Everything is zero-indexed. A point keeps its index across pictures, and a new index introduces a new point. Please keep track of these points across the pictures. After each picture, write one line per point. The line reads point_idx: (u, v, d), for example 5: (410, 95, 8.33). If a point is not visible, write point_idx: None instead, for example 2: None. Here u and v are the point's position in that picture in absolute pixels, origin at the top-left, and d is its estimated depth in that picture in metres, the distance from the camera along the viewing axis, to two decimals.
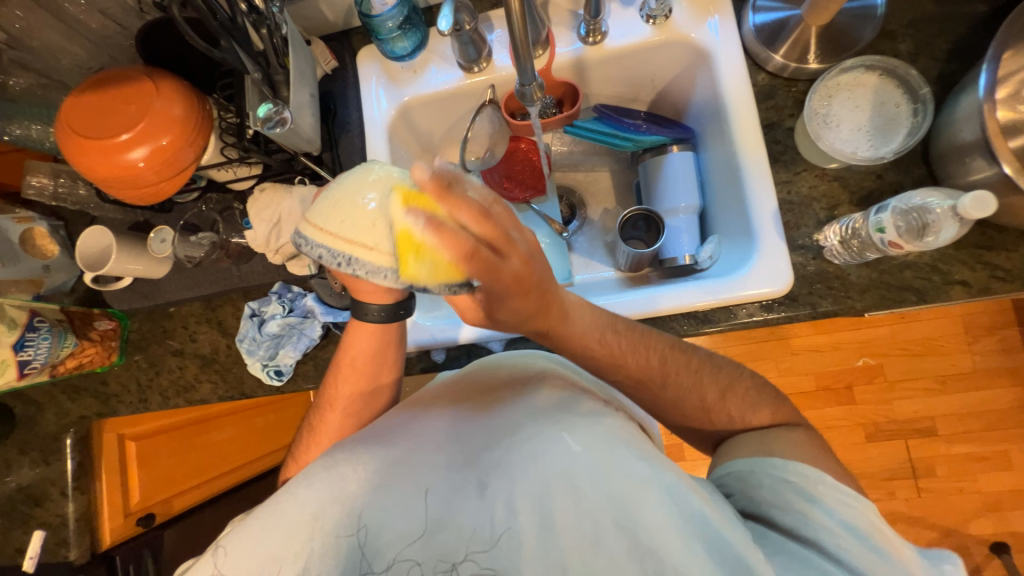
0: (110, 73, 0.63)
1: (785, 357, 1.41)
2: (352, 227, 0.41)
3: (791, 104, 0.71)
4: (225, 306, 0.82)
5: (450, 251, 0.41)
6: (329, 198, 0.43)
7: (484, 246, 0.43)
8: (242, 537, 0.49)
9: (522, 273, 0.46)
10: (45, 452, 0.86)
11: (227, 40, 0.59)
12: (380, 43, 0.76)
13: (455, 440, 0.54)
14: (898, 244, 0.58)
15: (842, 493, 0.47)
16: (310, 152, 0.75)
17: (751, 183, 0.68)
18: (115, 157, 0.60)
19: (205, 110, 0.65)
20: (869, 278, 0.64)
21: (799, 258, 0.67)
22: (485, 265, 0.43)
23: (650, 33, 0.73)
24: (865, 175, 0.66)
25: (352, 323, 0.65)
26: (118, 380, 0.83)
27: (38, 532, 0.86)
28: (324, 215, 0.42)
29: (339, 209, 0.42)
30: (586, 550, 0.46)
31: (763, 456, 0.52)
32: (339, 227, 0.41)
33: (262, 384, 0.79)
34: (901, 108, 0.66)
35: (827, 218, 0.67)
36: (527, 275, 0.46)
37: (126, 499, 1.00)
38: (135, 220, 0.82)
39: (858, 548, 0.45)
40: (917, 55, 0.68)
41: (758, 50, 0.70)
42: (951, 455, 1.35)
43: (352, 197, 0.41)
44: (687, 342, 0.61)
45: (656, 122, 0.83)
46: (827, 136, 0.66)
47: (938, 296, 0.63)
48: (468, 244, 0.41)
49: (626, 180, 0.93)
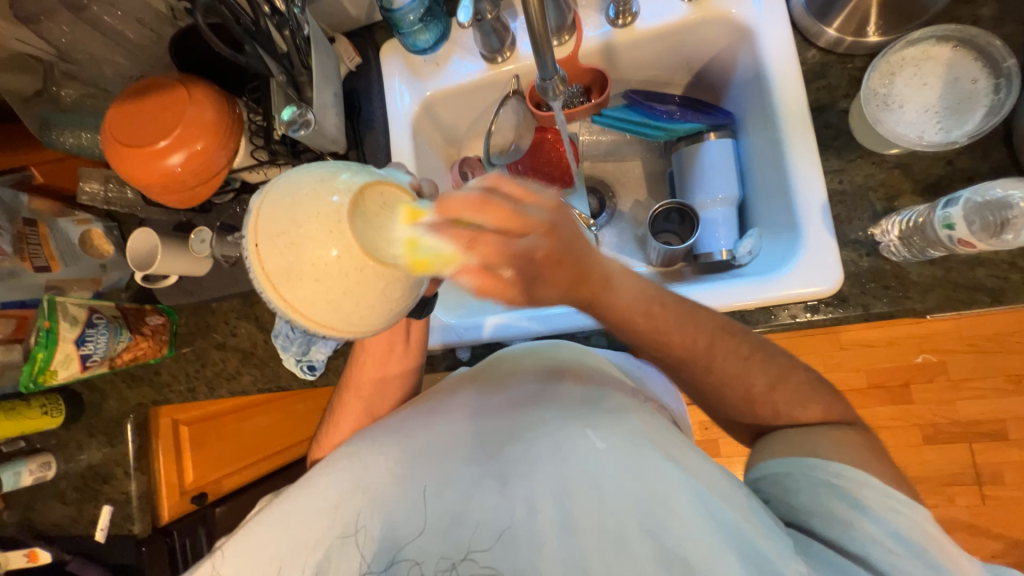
0: (148, 81, 0.66)
1: (834, 352, 1.31)
2: (279, 221, 0.38)
3: (846, 83, 0.64)
4: (262, 302, 0.85)
5: (456, 242, 0.39)
6: (281, 197, 0.39)
7: (497, 215, 0.41)
8: (262, 524, 0.50)
9: (546, 246, 0.43)
10: (109, 435, 0.94)
11: (251, 44, 0.59)
12: (402, 38, 0.75)
13: (478, 431, 0.53)
14: (968, 242, 0.51)
15: (884, 499, 0.44)
16: (336, 151, 0.75)
17: (797, 170, 0.62)
18: (154, 163, 0.63)
19: (235, 113, 0.66)
20: (932, 277, 0.58)
21: (850, 255, 0.61)
22: (493, 248, 0.41)
23: (686, 10, 0.68)
24: (933, 160, 0.59)
25: None
26: (169, 370, 0.89)
27: (107, 506, 0.94)
28: (269, 207, 0.39)
29: (287, 211, 0.38)
30: (609, 553, 0.44)
31: (800, 456, 0.49)
32: (270, 227, 0.38)
33: (296, 376, 0.82)
34: (979, 84, 0.57)
35: (884, 211, 0.61)
36: (552, 247, 0.43)
37: (181, 480, 1.08)
38: (178, 220, 0.86)
39: (911, 563, 0.41)
40: (1001, 20, 0.59)
41: (808, 24, 0.64)
42: (1022, 461, 1.23)
43: (303, 202, 0.38)
44: (745, 345, 0.54)
45: (690, 106, 0.77)
46: (887, 119, 0.59)
47: (1016, 297, 0.56)
48: (475, 232, 0.40)
49: (658, 170, 0.89)
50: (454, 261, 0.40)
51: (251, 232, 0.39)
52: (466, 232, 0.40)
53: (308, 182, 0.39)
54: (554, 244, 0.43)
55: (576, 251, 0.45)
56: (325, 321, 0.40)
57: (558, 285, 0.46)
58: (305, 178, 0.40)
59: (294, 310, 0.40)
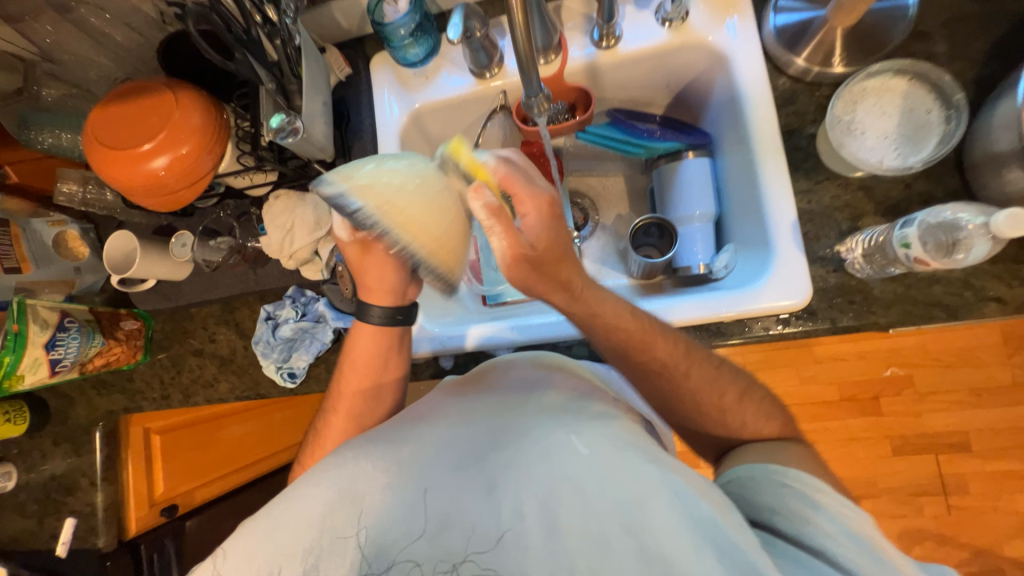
0: (136, 83, 0.66)
1: (808, 365, 1.35)
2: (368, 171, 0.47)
3: (814, 109, 0.68)
4: (242, 308, 0.85)
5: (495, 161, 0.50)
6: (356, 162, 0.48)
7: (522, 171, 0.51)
8: (252, 533, 0.47)
9: (549, 206, 0.50)
10: (76, 444, 0.91)
11: (241, 51, 0.59)
12: (393, 51, 0.76)
13: (464, 438, 0.52)
14: (924, 261, 0.54)
15: (838, 503, 0.45)
16: (324, 159, 0.76)
17: (769, 190, 0.65)
18: (138, 166, 0.63)
19: (222, 119, 0.67)
20: (894, 293, 0.61)
21: (819, 271, 0.64)
22: (514, 179, 0.49)
23: (666, 36, 0.71)
24: (892, 184, 0.63)
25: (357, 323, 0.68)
26: (142, 377, 0.87)
27: (70, 518, 0.91)
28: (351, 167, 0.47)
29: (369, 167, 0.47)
30: (592, 556, 0.42)
31: (766, 462, 0.51)
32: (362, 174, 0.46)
33: (275, 384, 0.81)
34: (932, 115, 0.61)
35: (849, 229, 0.64)
36: (554, 209, 0.50)
37: (150, 491, 1.04)
38: (159, 224, 0.85)
39: (860, 555, 0.41)
40: (954, 57, 0.63)
41: (779, 53, 0.67)
42: (984, 472, 1.28)
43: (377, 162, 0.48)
44: (714, 359, 0.58)
45: (671, 127, 0.80)
46: (850, 144, 0.62)
47: (970, 313, 0.59)
48: (506, 164, 0.50)
49: (639, 186, 0.92)
50: (494, 170, 0.49)
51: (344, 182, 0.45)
52: (503, 159, 0.50)
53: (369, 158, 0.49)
54: (554, 208, 0.50)
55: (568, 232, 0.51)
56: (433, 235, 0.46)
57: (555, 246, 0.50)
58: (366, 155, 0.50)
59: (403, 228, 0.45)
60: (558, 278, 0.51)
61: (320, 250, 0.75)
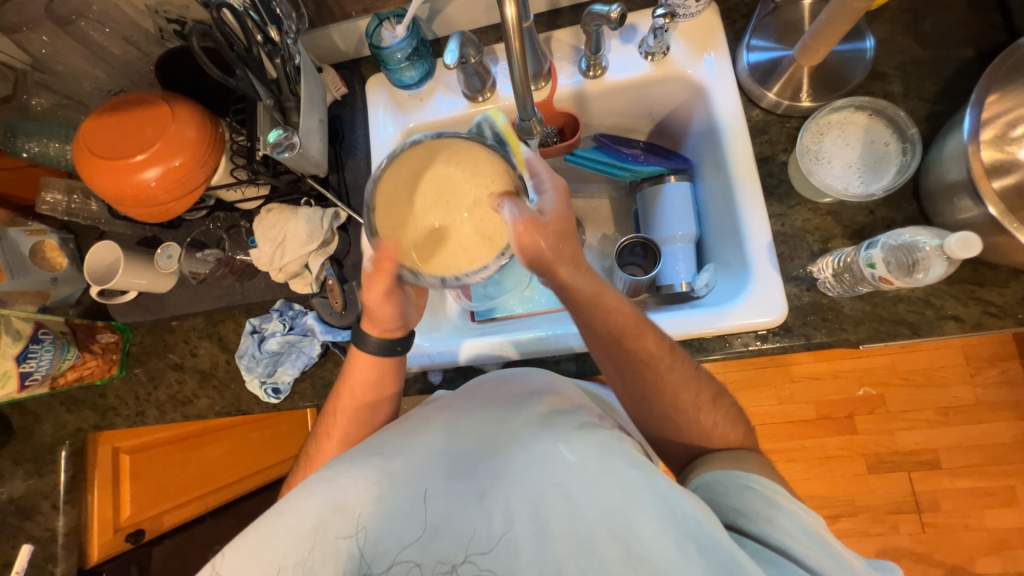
0: (128, 97, 0.66)
1: (785, 384, 1.40)
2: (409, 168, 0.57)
3: (785, 139, 0.73)
4: (226, 321, 0.83)
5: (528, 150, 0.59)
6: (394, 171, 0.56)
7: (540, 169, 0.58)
8: (246, 544, 0.46)
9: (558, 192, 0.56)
10: (39, 464, 0.86)
11: (242, 68, 0.60)
12: (389, 73, 0.79)
13: (454, 448, 0.53)
14: (888, 280, 0.58)
15: (795, 502, 0.47)
16: (317, 174, 0.77)
17: (745, 213, 0.69)
18: (129, 176, 0.63)
19: (217, 132, 0.67)
20: (862, 311, 0.65)
21: (793, 290, 0.67)
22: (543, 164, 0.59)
23: (648, 68, 0.76)
24: (858, 210, 0.68)
25: (354, 350, 0.68)
26: (117, 392, 0.84)
27: (26, 545, 0.85)
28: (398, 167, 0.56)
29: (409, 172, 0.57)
30: (581, 556, 0.43)
31: (730, 467, 0.52)
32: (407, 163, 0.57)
33: (258, 400, 0.79)
34: (890, 147, 0.67)
35: (820, 251, 0.68)
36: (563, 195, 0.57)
37: (116, 515, 0.98)
38: (143, 235, 0.84)
39: (817, 552, 0.44)
40: (907, 96, 0.69)
41: (752, 87, 0.72)
42: (955, 489, 1.32)
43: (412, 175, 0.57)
44: (689, 363, 0.59)
45: (655, 152, 0.84)
46: (819, 172, 0.67)
47: (932, 330, 0.63)
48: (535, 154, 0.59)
49: (624, 208, 0.95)
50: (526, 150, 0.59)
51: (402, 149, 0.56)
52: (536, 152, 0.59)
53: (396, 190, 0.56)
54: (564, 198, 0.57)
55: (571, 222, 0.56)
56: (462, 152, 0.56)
57: (559, 230, 0.54)
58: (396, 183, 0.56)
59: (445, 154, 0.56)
60: (567, 253, 0.55)
61: (309, 264, 0.75)
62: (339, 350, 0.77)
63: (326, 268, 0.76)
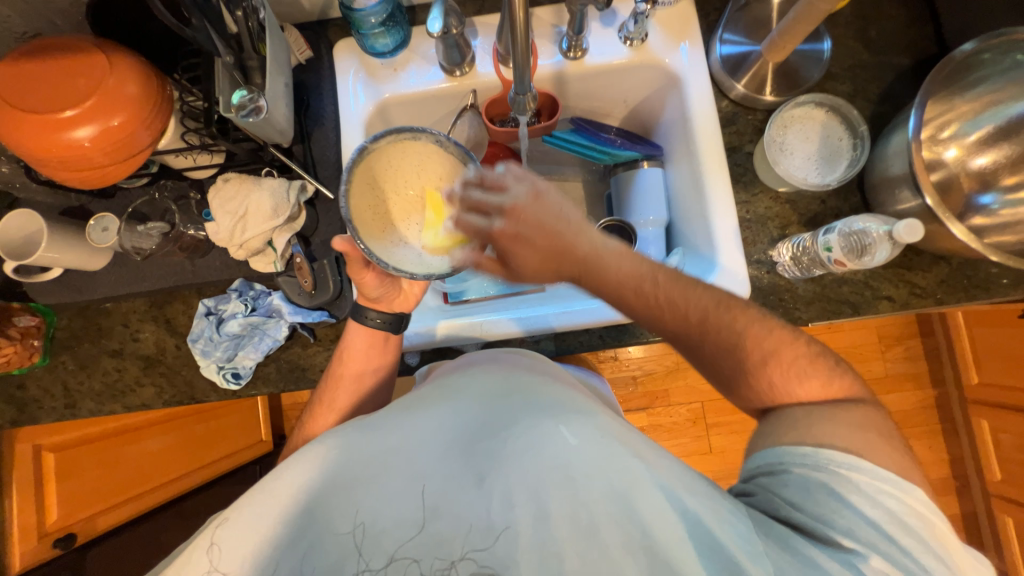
0: (50, 41, 0.57)
1: None
2: (372, 187, 0.58)
3: (751, 131, 0.77)
4: (174, 303, 0.76)
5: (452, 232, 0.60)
6: (362, 190, 0.57)
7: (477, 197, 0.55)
8: (238, 526, 0.43)
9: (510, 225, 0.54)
10: None
11: (199, 17, 0.54)
12: (360, 38, 0.74)
13: (455, 429, 0.51)
14: (841, 262, 0.64)
15: (859, 492, 0.48)
16: (281, 144, 0.71)
17: (713, 200, 0.73)
18: (56, 134, 0.54)
19: (164, 91, 0.60)
20: (813, 292, 0.71)
21: (755, 272, 0.73)
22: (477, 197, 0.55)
23: (627, 53, 0.77)
24: (811, 199, 0.74)
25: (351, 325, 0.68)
26: (39, 383, 0.75)
27: None
28: (367, 190, 0.58)
29: (372, 189, 0.58)
30: (580, 542, 0.44)
31: (791, 453, 0.52)
32: (368, 174, 0.58)
33: (215, 387, 0.74)
34: (842, 142, 0.73)
35: (779, 237, 0.74)
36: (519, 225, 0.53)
37: (41, 519, 0.87)
38: (68, 204, 0.74)
39: (883, 546, 0.45)
40: (854, 96, 0.76)
41: (723, 78, 0.76)
42: None
43: (376, 186, 0.59)
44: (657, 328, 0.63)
45: (629, 138, 0.86)
46: (782, 162, 0.72)
47: (869, 309, 0.71)
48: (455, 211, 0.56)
49: (596, 192, 0.97)
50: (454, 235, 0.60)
51: (353, 173, 0.56)
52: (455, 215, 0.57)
53: (377, 218, 0.59)
54: (528, 215, 0.53)
55: (548, 225, 0.54)
56: (403, 145, 0.59)
57: (540, 259, 0.55)
58: (371, 206, 0.58)
59: (393, 147, 0.58)
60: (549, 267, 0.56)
61: (273, 240, 0.70)
62: (308, 333, 0.73)
63: (292, 245, 0.71)
